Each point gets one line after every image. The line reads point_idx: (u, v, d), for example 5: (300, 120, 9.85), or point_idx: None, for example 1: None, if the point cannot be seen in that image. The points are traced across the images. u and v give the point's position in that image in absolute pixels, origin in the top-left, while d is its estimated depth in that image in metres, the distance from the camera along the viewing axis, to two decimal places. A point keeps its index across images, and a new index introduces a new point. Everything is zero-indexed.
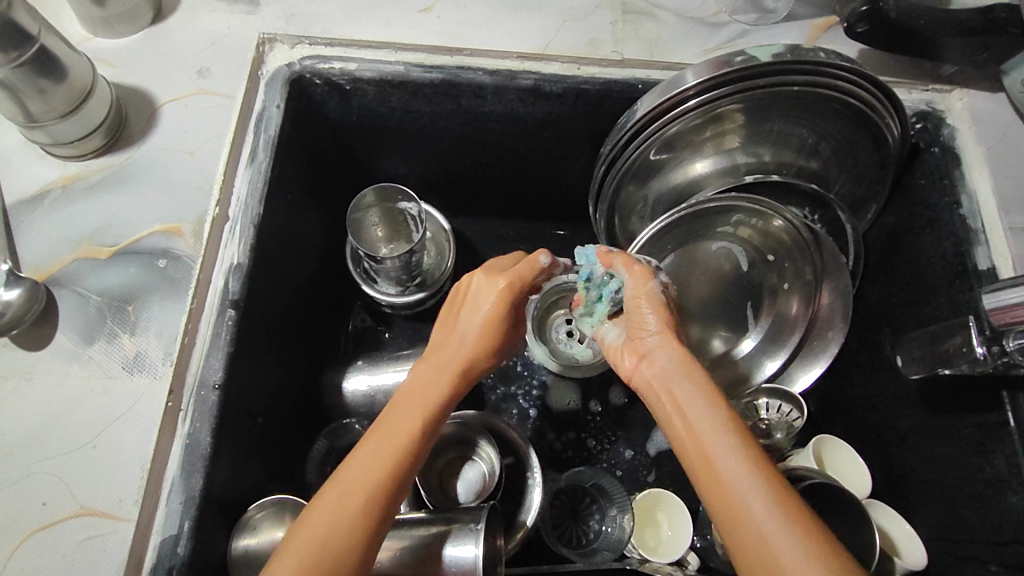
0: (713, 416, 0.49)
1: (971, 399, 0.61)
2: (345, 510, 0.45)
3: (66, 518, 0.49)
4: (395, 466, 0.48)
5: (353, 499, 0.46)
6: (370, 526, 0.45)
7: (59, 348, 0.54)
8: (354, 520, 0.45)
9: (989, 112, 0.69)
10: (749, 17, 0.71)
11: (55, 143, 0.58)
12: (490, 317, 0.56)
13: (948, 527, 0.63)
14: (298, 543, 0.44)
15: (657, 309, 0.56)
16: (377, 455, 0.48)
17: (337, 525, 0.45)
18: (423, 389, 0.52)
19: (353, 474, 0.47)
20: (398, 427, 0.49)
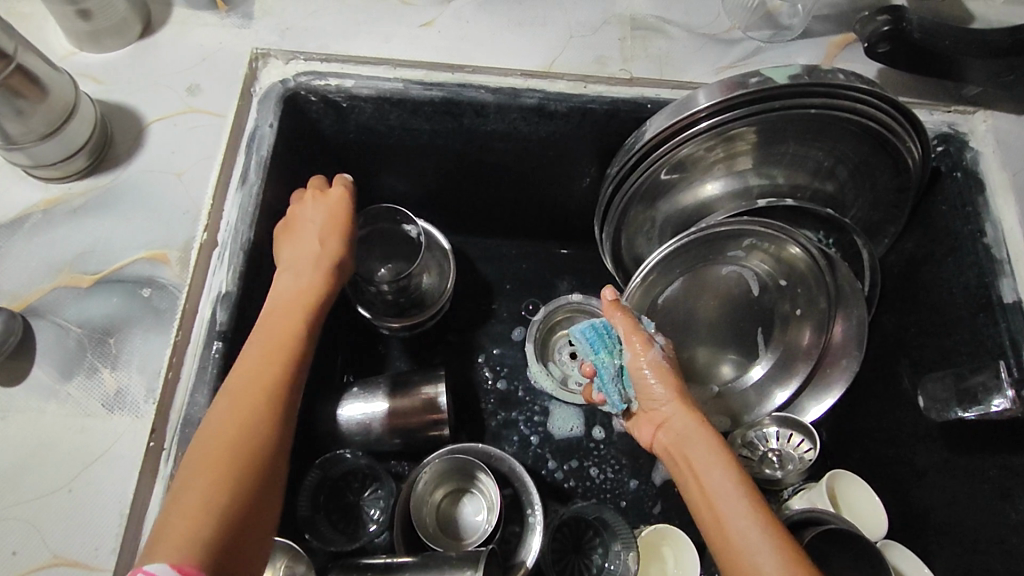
0: (727, 479, 0.53)
1: (998, 440, 0.59)
2: (235, 423, 0.43)
3: (38, 568, 0.46)
4: (278, 368, 0.46)
5: (244, 410, 0.43)
6: (268, 430, 0.43)
7: (36, 383, 0.51)
8: (247, 430, 0.43)
9: (1014, 135, 0.66)
10: (763, 34, 0.68)
11: (36, 165, 0.56)
12: (328, 223, 0.55)
13: (970, 573, 0.60)
14: (195, 466, 0.41)
15: (665, 378, 0.61)
16: (254, 367, 0.45)
17: (231, 437, 0.42)
18: (288, 299, 0.50)
19: (233, 392, 0.44)
20: (265, 339, 0.47)
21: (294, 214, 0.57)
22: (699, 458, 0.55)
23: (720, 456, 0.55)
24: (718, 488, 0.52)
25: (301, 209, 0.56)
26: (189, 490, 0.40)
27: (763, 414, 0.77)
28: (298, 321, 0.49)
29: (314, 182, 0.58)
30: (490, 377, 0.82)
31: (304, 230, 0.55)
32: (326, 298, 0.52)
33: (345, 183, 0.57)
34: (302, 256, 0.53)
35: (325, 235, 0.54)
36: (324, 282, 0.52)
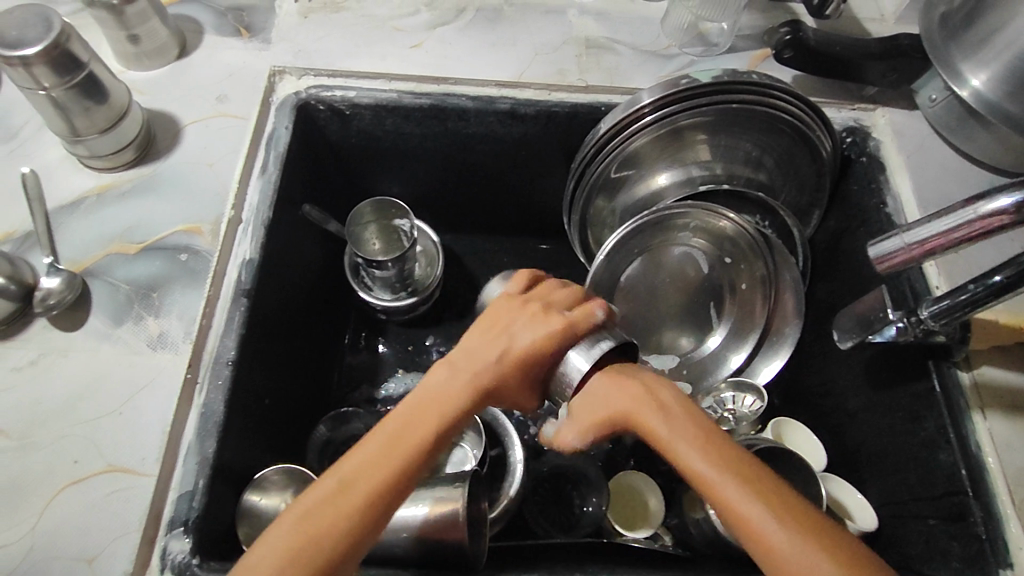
0: (727, 465, 0.48)
1: (906, 371, 0.68)
2: (332, 508, 0.44)
3: (96, 473, 0.55)
4: (398, 461, 0.46)
5: (343, 494, 0.44)
6: (349, 531, 0.44)
7: (92, 329, 0.61)
8: (345, 506, 0.44)
9: (909, 126, 0.79)
10: (696, 51, 0.82)
11: (92, 156, 0.67)
12: (535, 340, 0.53)
13: (895, 492, 0.69)
14: (279, 532, 0.43)
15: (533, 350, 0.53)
16: (377, 451, 0.47)
17: (312, 529, 0.43)
18: (467, 371, 0.51)
19: (351, 473, 0.45)
20: (387, 444, 0.47)
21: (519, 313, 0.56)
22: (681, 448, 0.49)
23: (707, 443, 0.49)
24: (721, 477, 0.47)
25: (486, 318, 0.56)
26: (281, 526, 0.44)
27: (718, 379, 0.88)
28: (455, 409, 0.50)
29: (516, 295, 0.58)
30: None
31: (493, 326, 0.55)
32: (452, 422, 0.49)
33: (561, 314, 0.56)
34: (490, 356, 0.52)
35: (521, 346, 0.53)
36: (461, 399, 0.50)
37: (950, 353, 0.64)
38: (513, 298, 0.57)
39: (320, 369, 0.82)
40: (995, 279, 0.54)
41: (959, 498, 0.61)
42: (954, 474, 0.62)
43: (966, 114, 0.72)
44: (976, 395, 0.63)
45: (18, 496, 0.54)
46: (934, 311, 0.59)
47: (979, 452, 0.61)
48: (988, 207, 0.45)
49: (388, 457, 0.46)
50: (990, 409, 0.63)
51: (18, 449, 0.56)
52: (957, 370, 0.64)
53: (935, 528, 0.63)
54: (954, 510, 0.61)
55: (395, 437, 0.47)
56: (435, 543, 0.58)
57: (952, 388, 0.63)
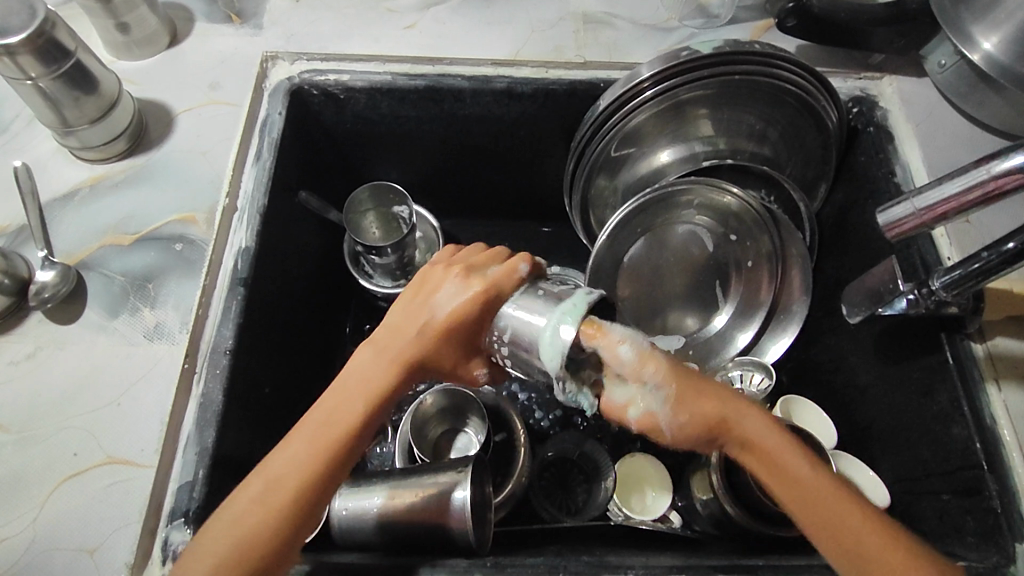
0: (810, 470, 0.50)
1: (917, 345, 0.66)
2: (275, 492, 0.46)
3: (96, 465, 0.55)
4: (328, 446, 0.48)
5: (280, 480, 0.47)
6: (291, 510, 0.46)
7: (89, 321, 0.61)
8: (277, 498, 0.46)
9: (917, 94, 0.77)
10: (696, 23, 0.80)
11: (84, 147, 0.67)
12: (455, 294, 0.54)
13: (908, 468, 0.67)
14: (235, 507, 0.46)
15: (411, 320, 0.54)
16: (310, 432, 0.49)
17: (257, 513, 0.45)
18: (396, 342, 0.53)
19: (283, 464, 0.47)
20: (314, 430, 0.49)
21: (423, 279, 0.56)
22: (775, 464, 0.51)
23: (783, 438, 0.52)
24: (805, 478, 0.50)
25: (408, 295, 0.56)
26: (237, 507, 0.46)
27: (727, 357, 0.86)
28: (381, 383, 0.51)
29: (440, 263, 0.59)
30: None
31: (417, 295, 0.56)
32: (381, 404, 0.51)
33: (482, 266, 0.57)
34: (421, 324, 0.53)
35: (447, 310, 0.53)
36: (385, 384, 0.51)
37: (963, 325, 0.62)
38: (447, 268, 0.57)
39: (321, 358, 0.81)
40: (1008, 245, 0.52)
41: (974, 472, 0.59)
42: (969, 447, 0.60)
43: (977, 79, 0.70)
44: (989, 367, 0.61)
45: (18, 489, 0.54)
46: (946, 282, 0.57)
47: (994, 428, 0.59)
48: (1001, 167, 0.43)
49: (320, 446, 0.48)
50: (1004, 381, 0.61)
51: (17, 442, 0.56)
52: (970, 342, 0.62)
53: (950, 503, 0.61)
54: (968, 485, 0.60)
55: (322, 425, 0.49)
56: (438, 529, 0.57)
57: (966, 360, 0.62)
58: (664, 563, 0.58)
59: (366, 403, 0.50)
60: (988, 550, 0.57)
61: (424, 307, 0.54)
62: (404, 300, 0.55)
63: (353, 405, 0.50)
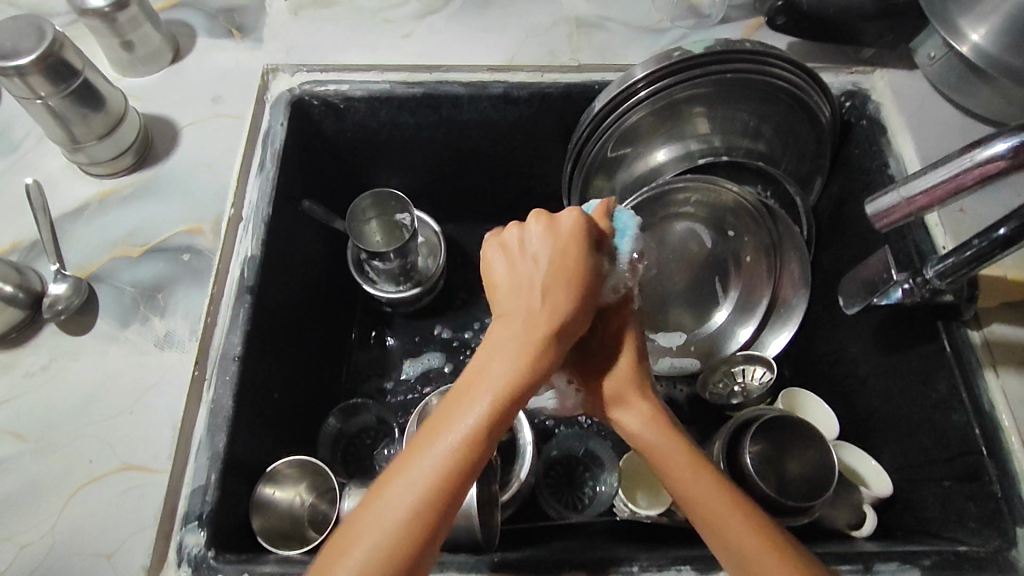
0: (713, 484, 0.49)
1: (916, 334, 0.66)
2: (430, 504, 0.42)
3: (111, 471, 0.56)
4: (475, 442, 0.45)
5: (446, 485, 0.43)
6: (429, 527, 0.42)
7: (101, 331, 0.62)
8: (456, 480, 0.43)
9: (908, 86, 0.77)
10: (688, 23, 0.81)
11: (93, 162, 0.69)
12: (580, 258, 0.50)
13: (909, 456, 0.68)
14: (390, 523, 0.42)
15: (522, 290, 0.51)
16: (500, 398, 0.46)
17: (399, 529, 0.42)
18: (527, 314, 0.49)
19: (399, 474, 0.44)
20: (463, 423, 0.45)
21: (527, 218, 0.54)
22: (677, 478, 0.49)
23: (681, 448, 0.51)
24: (703, 493, 0.48)
25: (532, 232, 0.52)
26: (384, 524, 0.42)
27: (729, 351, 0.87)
28: (507, 376, 0.47)
29: (586, 222, 0.52)
30: (485, 340, 0.90)
31: (536, 262, 0.51)
32: (523, 389, 0.47)
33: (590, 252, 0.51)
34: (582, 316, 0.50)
35: (568, 276, 0.49)
36: (514, 380, 0.47)
37: (960, 313, 0.63)
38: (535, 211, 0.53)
39: (328, 363, 0.83)
40: (999, 232, 0.53)
41: (974, 458, 0.60)
42: (968, 433, 0.61)
43: (966, 70, 0.71)
44: (986, 353, 0.62)
45: (36, 496, 0.55)
46: (940, 270, 0.58)
47: (992, 412, 0.60)
48: (984, 154, 0.44)
49: (472, 442, 0.45)
50: (1002, 366, 0.61)
51: (35, 451, 0.57)
52: (967, 330, 0.63)
53: (950, 489, 0.62)
54: (968, 471, 0.60)
55: (446, 425, 0.45)
56: (448, 528, 0.58)
57: (963, 347, 0.62)
58: (669, 554, 0.58)
59: (506, 392, 0.46)
60: (990, 535, 0.58)
61: (560, 273, 0.50)
62: (501, 251, 0.54)
63: (504, 395, 0.46)
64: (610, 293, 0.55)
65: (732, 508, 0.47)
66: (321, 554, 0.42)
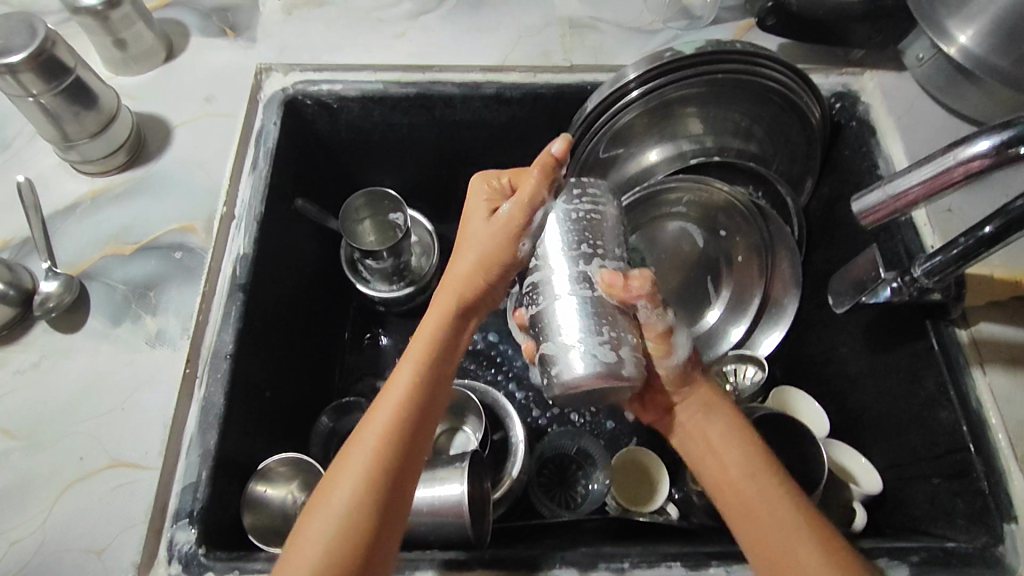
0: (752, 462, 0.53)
1: (905, 332, 0.67)
2: (372, 479, 0.46)
3: (101, 469, 0.56)
4: (398, 421, 0.48)
5: (382, 462, 0.47)
6: (376, 496, 0.46)
7: (92, 329, 0.62)
8: (388, 454, 0.47)
9: (898, 87, 0.78)
10: (680, 24, 0.82)
11: (85, 160, 0.69)
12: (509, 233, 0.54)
13: (899, 454, 0.69)
14: (342, 498, 0.45)
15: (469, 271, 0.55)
16: (419, 371, 0.51)
17: (353, 498, 0.45)
18: (458, 293, 0.55)
19: (352, 451, 0.47)
20: (399, 396, 0.50)
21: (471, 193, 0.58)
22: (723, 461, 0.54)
23: (749, 445, 0.54)
24: (741, 469, 0.53)
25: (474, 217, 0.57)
26: (339, 499, 0.45)
27: (720, 351, 0.86)
28: (425, 352, 0.52)
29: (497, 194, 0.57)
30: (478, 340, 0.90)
31: (471, 245, 0.55)
32: (427, 374, 0.51)
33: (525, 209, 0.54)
34: (505, 284, 0.57)
35: (491, 246, 0.55)
36: (426, 362, 0.52)
37: (948, 312, 0.64)
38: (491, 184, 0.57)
39: (321, 362, 0.83)
40: (985, 230, 0.54)
41: (962, 455, 0.60)
42: (957, 431, 0.61)
43: (954, 71, 0.72)
44: (975, 351, 0.62)
45: (26, 493, 0.55)
46: (926, 268, 0.59)
47: (980, 409, 0.60)
48: (966, 153, 0.45)
49: (401, 418, 0.49)
50: (990, 364, 0.61)
51: (24, 448, 0.57)
52: (955, 328, 0.63)
53: (940, 487, 0.63)
54: (957, 468, 0.61)
55: (396, 397, 0.49)
56: (440, 526, 0.58)
57: (951, 345, 0.63)
58: (659, 551, 0.58)
59: (424, 365, 0.52)
60: (978, 531, 0.58)
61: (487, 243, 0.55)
62: (475, 225, 0.56)
63: (421, 372, 0.51)
64: (600, 273, 0.52)
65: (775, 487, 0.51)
66: (303, 518, 0.46)
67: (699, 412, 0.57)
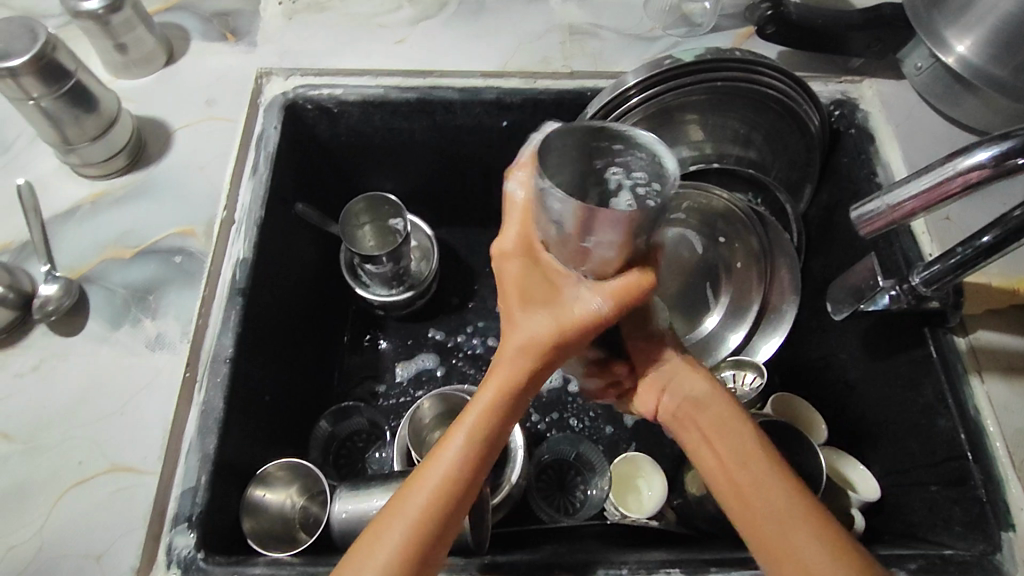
0: (756, 446, 0.49)
1: (903, 340, 0.67)
2: (434, 513, 0.44)
3: (100, 473, 0.56)
4: (468, 462, 0.46)
5: (447, 497, 0.44)
6: (439, 527, 0.44)
7: (91, 332, 0.62)
8: (455, 491, 0.45)
9: (896, 95, 0.79)
10: (680, 31, 0.82)
11: (85, 164, 0.69)
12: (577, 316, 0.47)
13: (898, 460, 0.69)
14: (404, 523, 0.44)
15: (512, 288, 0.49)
16: (495, 418, 0.47)
17: (414, 528, 0.44)
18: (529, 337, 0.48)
19: (419, 483, 0.45)
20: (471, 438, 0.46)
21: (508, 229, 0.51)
22: (719, 433, 0.50)
23: (732, 415, 0.51)
24: (732, 454, 0.49)
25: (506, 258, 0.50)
26: (401, 522, 0.44)
27: (719, 358, 0.86)
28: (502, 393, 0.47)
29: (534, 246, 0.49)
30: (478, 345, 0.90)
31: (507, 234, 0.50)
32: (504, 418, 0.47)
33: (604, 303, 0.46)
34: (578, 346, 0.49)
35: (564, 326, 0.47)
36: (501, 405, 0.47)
37: (946, 320, 0.64)
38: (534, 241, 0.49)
39: (320, 366, 0.83)
40: (983, 239, 0.54)
41: (959, 463, 0.60)
42: (954, 438, 0.61)
43: (952, 80, 0.72)
44: (973, 359, 0.63)
45: (24, 498, 0.55)
46: (925, 276, 0.59)
47: (977, 417, 0.61)
48: (966, 163, 0.45)
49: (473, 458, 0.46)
50: (988, 372, 0.62)
51: (22, 453, 0.57)
52: (953, 336, 0.64)
53: (937, 494, 0.63)
54: (954, 475, 0.61)
55: (468, 440, 0.46)
56: None
57: (948, 353, 0.63)
58: (658, 557, 0.59)
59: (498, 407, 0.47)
60: (975, 539, 0.58)
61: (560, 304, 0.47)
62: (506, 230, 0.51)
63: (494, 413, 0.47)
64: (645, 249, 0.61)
65: (777, 468, 0.48)
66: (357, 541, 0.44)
67: (675, 371, 0.53)
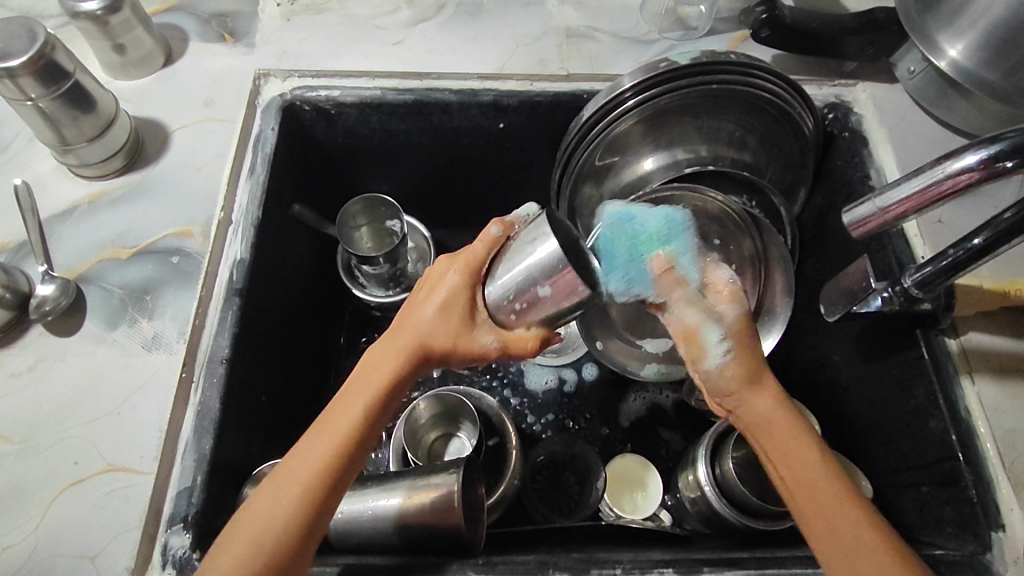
0: (822, 464, 0.48)
1: (895, 342, 0.67)
2: (301, 496, 0.45)
3: (96, 473, 0.56)
4: (338, 452, 0.47)
5: (311, 483, 0.45)
6: (301, 510, 0.45)
7: (88, 332, 0.63)
8: (324, 478, 0.46)
9: (890, 99, 0.79)
10: (676, 35, 0.83)
11: (83, 164, 0.69)
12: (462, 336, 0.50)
13: (890, 461, 0.69)
14: (282, 505, 0.45)
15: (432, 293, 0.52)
16: (369, 414, 0.48)
17: (280, 507, 0.45)
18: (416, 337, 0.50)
19: (294, 463, 0.46)
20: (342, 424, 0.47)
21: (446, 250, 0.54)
22: (785, 455, 0.49)
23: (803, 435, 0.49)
24: (807, 476, 0.48)
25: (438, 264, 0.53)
26: (274, 504, 0.45)
27: None
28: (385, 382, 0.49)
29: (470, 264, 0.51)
30: None
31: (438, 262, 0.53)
32: (378, 412, 0.49)
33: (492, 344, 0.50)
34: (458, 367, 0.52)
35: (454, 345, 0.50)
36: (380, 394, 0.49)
37: (937, 321, 0.64)
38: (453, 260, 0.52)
39: (316, 366, 0.83)
40: (974, 241, 0.54)
41: (950, 464, 0.61)
42: (946, 440, 0.62)
43: (944, 85, 0.73)
44: (964, 361, 0.63)
45: (20, 497, 0.55)
46: (917, 279, 0.59)
47: (969, 418, 0.61)
48: (955, 166, 0.45)
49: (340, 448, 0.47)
50: (979, 374, 0.62)
51: (18, 452, 0.57)
52: (945, 338, 0.64)
53: (929, 495, 0.63)
54: (945, 476, 0.61)
55: (335, 428, 0.47)
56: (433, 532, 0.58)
57: (940, 355, 0.63)
58: (653, 557, 0.59)
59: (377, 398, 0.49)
60: (966, 539, 0.59)
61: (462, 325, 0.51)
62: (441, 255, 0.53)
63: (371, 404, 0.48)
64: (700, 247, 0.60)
65: (845, 487, 0.47)
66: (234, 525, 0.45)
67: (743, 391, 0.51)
